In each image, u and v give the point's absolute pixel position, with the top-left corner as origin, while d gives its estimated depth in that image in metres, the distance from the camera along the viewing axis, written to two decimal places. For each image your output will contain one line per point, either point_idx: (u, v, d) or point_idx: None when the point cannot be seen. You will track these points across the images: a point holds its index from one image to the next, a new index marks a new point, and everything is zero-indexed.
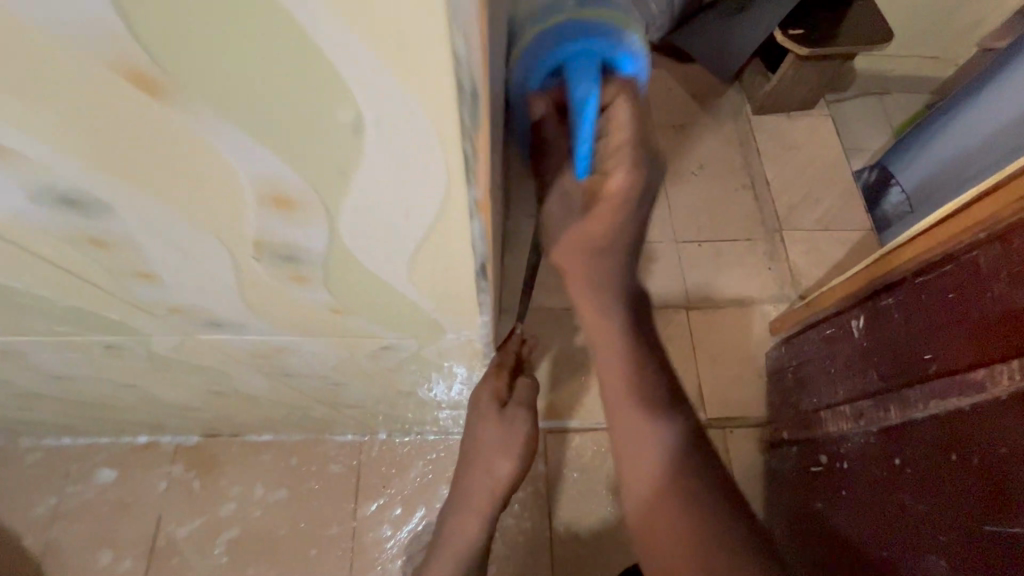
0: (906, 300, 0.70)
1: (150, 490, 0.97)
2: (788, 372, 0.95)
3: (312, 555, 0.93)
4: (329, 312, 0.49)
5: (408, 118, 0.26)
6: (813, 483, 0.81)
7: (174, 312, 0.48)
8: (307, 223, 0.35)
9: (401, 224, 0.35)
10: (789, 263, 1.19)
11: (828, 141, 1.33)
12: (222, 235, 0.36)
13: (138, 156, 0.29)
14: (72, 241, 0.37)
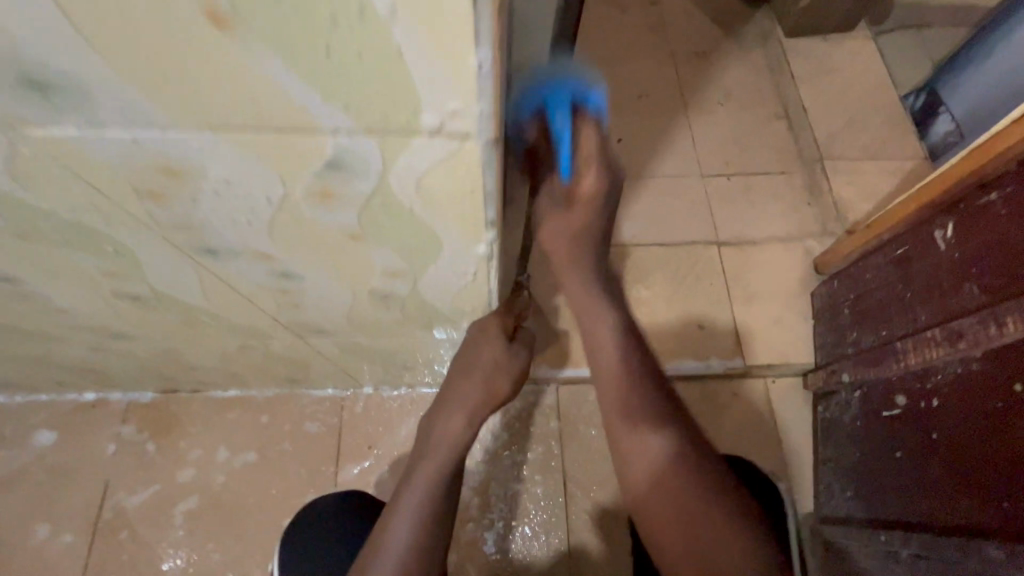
0: (981, 213, 0.59)
1: (99, 454, 0.83)
2: (836, 317, 0.82)
3: (286, 525, 0.80)
4: (285, 228, 0.36)
5: None
6: (896, 429, 0.65)
7: (64, 224, 0.36)
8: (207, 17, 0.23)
9: (347, 39, 0.23)
10: (833, 194, 1.04)
11: (869, 68, 1.18)
12: (78, 51, 0.24)
13: None
14: None
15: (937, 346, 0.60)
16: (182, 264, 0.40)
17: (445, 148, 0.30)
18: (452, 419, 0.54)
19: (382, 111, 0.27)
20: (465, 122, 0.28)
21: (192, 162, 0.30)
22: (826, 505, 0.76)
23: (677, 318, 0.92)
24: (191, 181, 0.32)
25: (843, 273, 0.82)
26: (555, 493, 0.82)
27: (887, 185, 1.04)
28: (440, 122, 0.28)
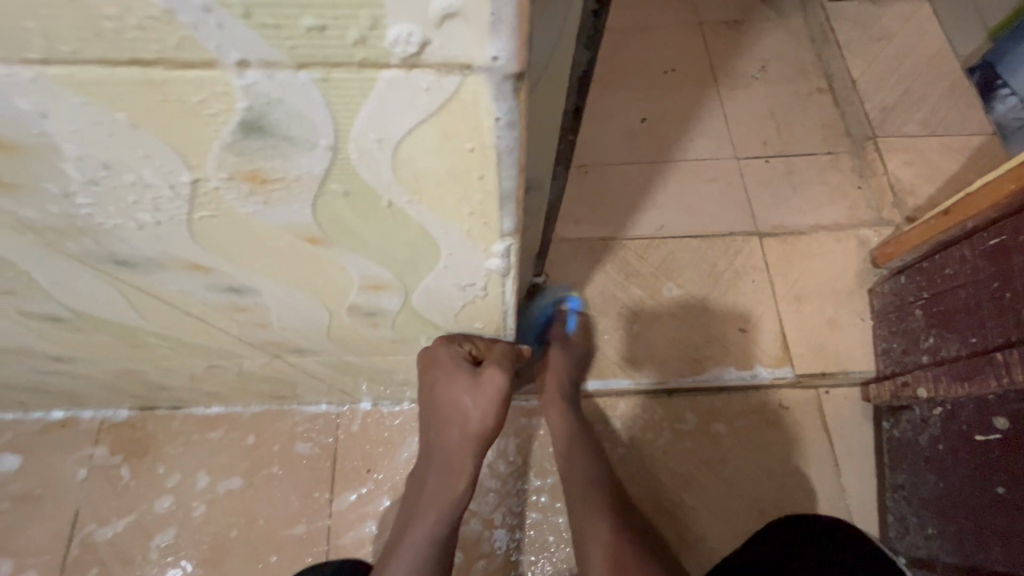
0: None
1: (68, 479, 0.75)
2: (903, 321, 0.72)
3: (274, 563, 0.70)
4: (219, 225, 0.27)
5: None
6: (994, 458, 0.54)
7: None
8: None
9: None
10: (889, 176, 0.91)
11: (923, 33, 1.06)
12: None
13: None
14: None
15: None
16: (93, 275, 0.30)
17: (433, 88, 0.19)
18: (443, 476, 0.50)
19: (315, 17, 0.17)
20: (465, 35, 0.17)
21: (49, 132, 0.21)
22: (902, 539, 0.67)
23: (714, 319, 0.81)
24: (58, 161, 0.23)
25: (912, 269, 0.71)
26: None
27: (951, 165, 0.92)
28: (421, 40, 0.18)
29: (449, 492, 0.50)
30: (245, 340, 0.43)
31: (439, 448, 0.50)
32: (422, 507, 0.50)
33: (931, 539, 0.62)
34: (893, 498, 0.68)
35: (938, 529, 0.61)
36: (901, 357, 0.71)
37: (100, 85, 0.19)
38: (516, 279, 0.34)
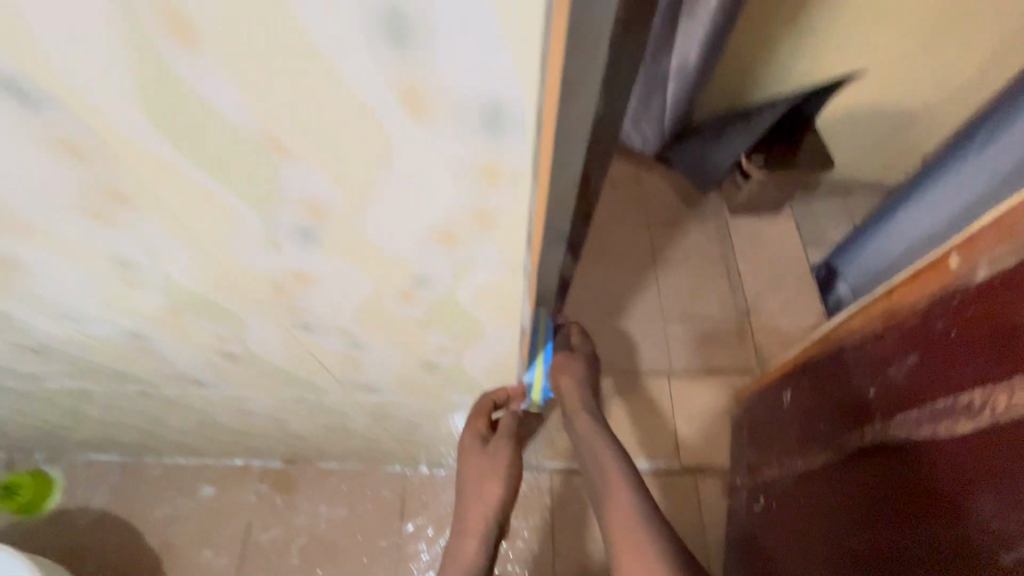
0: (881, 339, 0.80)
1: (245, 502, 1.26)
2: (754, 433, 1.17)
3: (366, 561, 1.20)
4: (378, 335, 0.54)
5: (492, 133, 0.31)
6: (801, 497, 0.91)
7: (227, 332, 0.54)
8: (397, 252, 0.42)
9: (463, 262, 0.43)
10: (755, 342, 1.47)
11: (790, 244, 1.65)
12: (298, 232, 0.40)
13: (240, 145, 0.32)
14: (182, 266, 0.45)
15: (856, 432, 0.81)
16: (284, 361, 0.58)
17: (497, 305, 0.49)
18: (466, 540, 0.84)
19: (471, 292, 0.47)
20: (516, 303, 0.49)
21: (338, 301, 0.49)
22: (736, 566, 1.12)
23: (636, 428, 1.34)
24: (341, 313, 0.51)
25: (752, 401, 1.22)
26: (547, 549, 1.20)
27: (794, 337, 1.47)
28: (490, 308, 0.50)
29: (470, 555, 0.83)
30: (391, 437, 0.96)
31: (466, 518, 0.85)
32: (453, 559, 0.83)
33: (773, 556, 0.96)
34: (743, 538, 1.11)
35: (773, 549, 0.97)
36: (747, 451, 1.18)
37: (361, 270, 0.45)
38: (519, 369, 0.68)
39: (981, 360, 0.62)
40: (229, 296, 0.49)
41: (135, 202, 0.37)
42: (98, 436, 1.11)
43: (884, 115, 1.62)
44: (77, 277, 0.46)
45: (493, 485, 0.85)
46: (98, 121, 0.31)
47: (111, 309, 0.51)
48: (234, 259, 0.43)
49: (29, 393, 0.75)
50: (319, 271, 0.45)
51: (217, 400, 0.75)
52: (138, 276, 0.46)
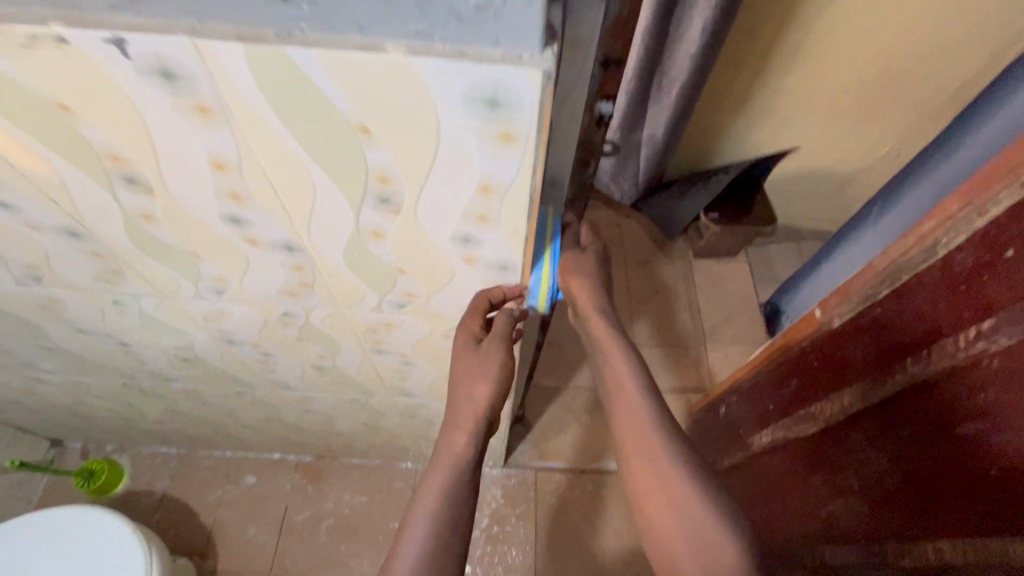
0: (817, 351, 0.95)
1: (282, 489, 1.52)
2: (712, 436, 1.37)
3: (382, 538, 1.46)
4: (396, 324, 0.67)
5: (497, 180, 0.42)
6: (752, 478, 1.07)
7: (276, 313, 0.66)
8: (411, 256, 0.52)
9: (470, 279, 0.55)
10: (708, 366, 1.77)
11: (742, 284, 1.96)
12: (337, 244, 0.51)
13: (308, 187, 0.44)
14: (248, 272, 0.57)
15: (795, 425, 0.95)
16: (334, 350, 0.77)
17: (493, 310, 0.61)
18: (455, 438, 0.65)
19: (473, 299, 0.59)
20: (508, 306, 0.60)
21: (364, 300, 0.61)
22: None
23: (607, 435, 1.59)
24: (367, 308, 0.63)
25: (712, 407, 1.40)
26: (530, 532, 1.46)
27: (741, 362, 1.77)
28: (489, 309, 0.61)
29: (458, 452, 0.65)
30: (410, 434, 1.23)
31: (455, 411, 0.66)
32: (439, 458, 0.65)
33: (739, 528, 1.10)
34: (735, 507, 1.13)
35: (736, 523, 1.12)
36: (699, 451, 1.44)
37: (387, 283, 0.57)
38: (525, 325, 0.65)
39: (889, 362, 0.75)
40: (278, 292, 0.61)
41: (216, 216, 0.48)
42: (168, 430, 1.36)
43: (825, 179, 1.92)
44: (166, 272, 0.58)
45: (483, 389, 0.64)
46: (300, 260, 0.54)
47: (185, 296, 0.64)
48: (348, 320, 0.67)
49: (151, 391, 1.03)
50: (397, 329, 0.68)
51: (290, 399, 1.02)
52: (206, 273, 0.58)
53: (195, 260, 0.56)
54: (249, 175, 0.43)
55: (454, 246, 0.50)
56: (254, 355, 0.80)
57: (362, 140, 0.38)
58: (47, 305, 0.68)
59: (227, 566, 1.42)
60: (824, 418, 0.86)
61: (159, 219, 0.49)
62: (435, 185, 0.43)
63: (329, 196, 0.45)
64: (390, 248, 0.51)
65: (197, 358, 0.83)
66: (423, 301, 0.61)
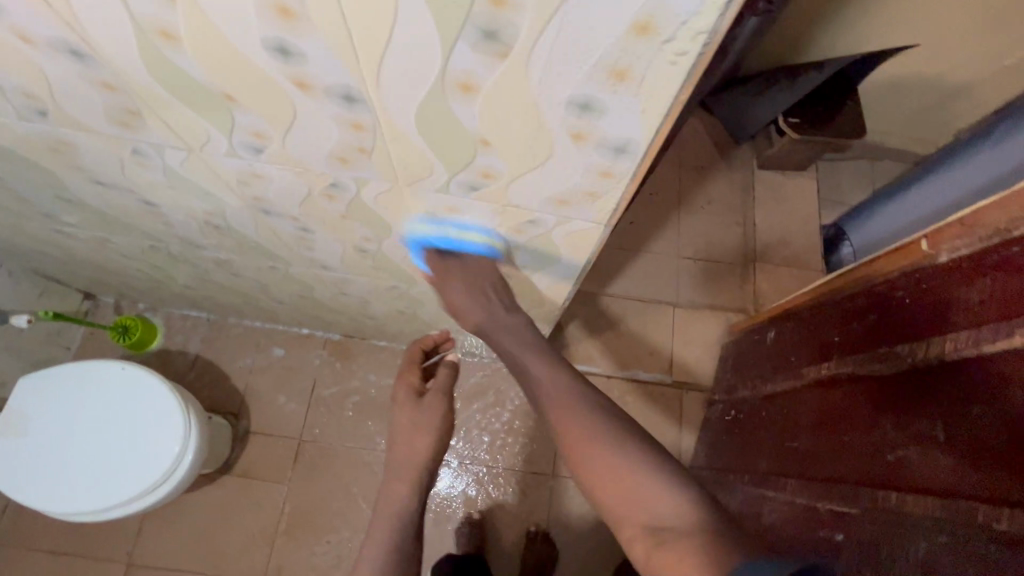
0: (909, 288, 0.85)
1: (310, 362, 1.53)
2: (750, 359, 1.32)
3: None
4: (460, 213, 0.58)
5: (667, 11, 0.28)
6: (793, 406, 1.04)
7: (318, 185, 0.57)
8: (500, 125, 0.41)
9: (570, 164, 0.44)
10: (755, 286, 1.67)
11: (806, 201, 1.79)
12: (408, 99, 0.40)
13: (384, 4, 0.31)
14: (295, 128, 0.47)
15: (864, 363, 0.88)
16: (379, 233, 0.68)
17: (586, 213, 0.52)
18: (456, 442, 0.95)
19: (562, 191, 0.49)
20: (601, 208, 0.50)
21: (431, 180, 0.51)
22: (712, 461, 1.33)
23: (637, 348, 1.58)
24: (428, 190, 0.54)
25: (757, 330, 1.34)
26: (549, 428, 1.48)
27: (791, 286, 1.67)
28: (579, 211, 0.52)
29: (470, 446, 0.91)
30: (442, 324, 1.18)
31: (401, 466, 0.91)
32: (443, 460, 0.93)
33: (759, 448, 1.10)
34: (712, 437, 1.38)
35: (757, 445, 1.12)
36: (733, 372, 1.40)
37: (459, 160, 0.47)
38: (611, 221, 0.54)
39: (1008, 306, 0.66)
40: (326, 161, 0.51)
41: (258, 39, 0.36)
42: (196, 293, 1.34)
43: (931, 88, 1.64)
44: (190, 115, 0.47)
45: (424, 434, 0.92)
46: (361, 116, 0.43)
47: (209, 152, 0.54)
48: (406, 200, 0.57)
49: (179, 256, 0.97)
50: (466, 218, 0.59)
51: (326, 281, 0.96)
52: (235, 123, 0.47)
53: (229, 106, 0.45)
54: None
55: (570, 114, 0.38)
56: (292, 231, 0.72)
57: None
58: (58, 151, 0.59)
59: (259, 427, 1.47)
60: (908, 358, 0.79)
61: (184, 40, 0.37)
62: (575, 17, 0.30)
63: (419, 20, 0.32)
64: (482, 111, 0.39)
65: (227, 226, 0.75)
66: (505, 186, 0.50)
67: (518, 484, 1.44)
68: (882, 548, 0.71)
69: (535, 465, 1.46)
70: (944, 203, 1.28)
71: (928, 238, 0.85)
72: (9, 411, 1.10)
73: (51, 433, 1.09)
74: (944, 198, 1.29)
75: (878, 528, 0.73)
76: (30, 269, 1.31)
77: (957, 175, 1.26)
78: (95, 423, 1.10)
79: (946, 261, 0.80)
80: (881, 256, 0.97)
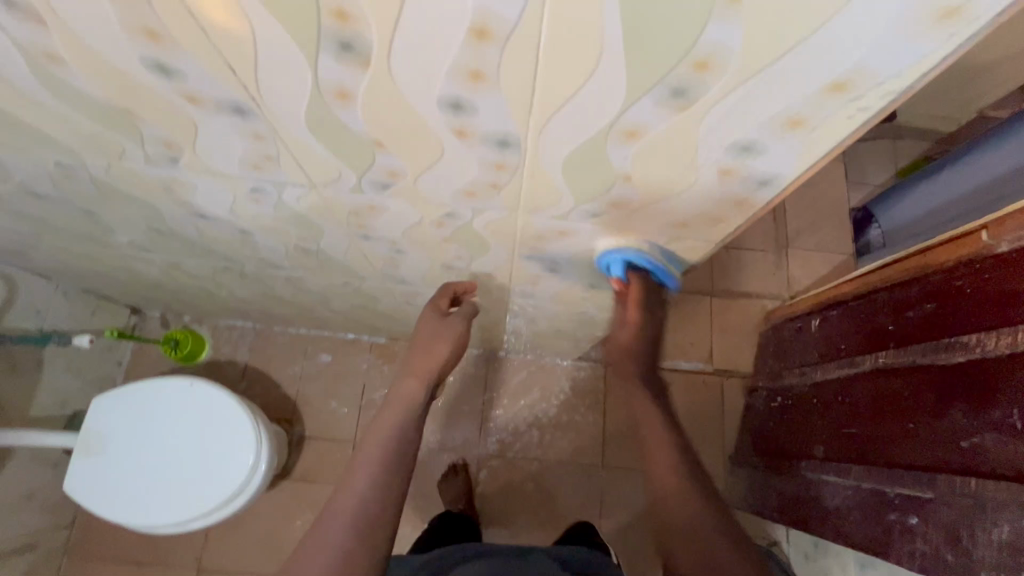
0: (969, 278, 0.88)
1: (358, 367, 1.56)
2: (794, 345, 1.35)
3: (455, 417, 1.52)
4: (570, 234, 0.59)
5: (865, 71, 0.31)
6: (849, 393, 1.07)
7: (434, 213, 0.58)
8: (652, 163, 0.43)
9: (710, 194, 0.46)
10: (788, 272, 1.69)
11: (833, 186, 1.80)
12: (566, 143, 0.42)
13: (581, 70, 0.33)
14: (436, 168, 0.48)
15: (925, 352, 0.91)
16: (477, 252, 0.70)
17: (704, 232, 0.54)
18: None
19: (689, 215, 0.51)
20: (722, 228, 0.52)
21: (555, 209, 0.53)
22: (760, 446, 1.37)
23: (677, 338, 1.61)
24: (548, 216, 0.56)
25: (799, 317, 1.36)
26: (594, 421, 1.52)
27: (823, 270, 1.69)
28: (698, 231, 0.54)
29: None
30: (499, 326, 1.20)
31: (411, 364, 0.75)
32: None
33: (814, 434, 1.14)
34: (757, 422, 1.41)
35: (811, 431, 1.16)
36: (775, 359, 1.43)
37: (592, 192, 0.49)
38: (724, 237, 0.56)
39: None
40: (454, 194, 0.53)
41: (438, 97, 0.38)
42: (249, 305, 1.36)
43: (957, 68, 1.65)
44: (331, 160, 0.49)
45: (443, 345, 0.77)
46: (507, 158, 0.45)
47: (334, 189, 0.56)
48: (519, 224, 0.59)
49: (250, 275, 0.98)
50: (577, 239, 0.61)
51: (395, 293, 0.98)
52: (373, 165, 0.49)
53: (375, 151, 0.47)
54: (514, 50, 0.32)
55: (727, 156, 0.40)
56: (384, 252, 0.74)
57: (721, 7, 0.27)
58: (173, 188, 0.60)
59: (313, 432, 1.50)
60: (975, 348, 0.82)
61: (359, 100, 0.39)
62: (770, 81, 0.32)
63: (611, 84, 0.34)
64: (638, 154, 0.42)
65: (320, 250, 0.77)
66: (628, 213, 0.52)
67: (570, 475, 1.49)
68: (964, 528, 0.76)
69: (584, 457, 1.49)
70: (971, 186, 1.29)
71: (986, 228, 0.87)
72: (84, 431, 1.13)
73: (129, 450, 1.12)
74: (971, 181, 1.30)
75: (957, 509, 0.77)
76: (83, 289, 1.32)
77: (985, 157, 1.28)
78: (170, 439, 1.13)
79: (1007, 252, 0.82)
80: (934, 245, 0.99)
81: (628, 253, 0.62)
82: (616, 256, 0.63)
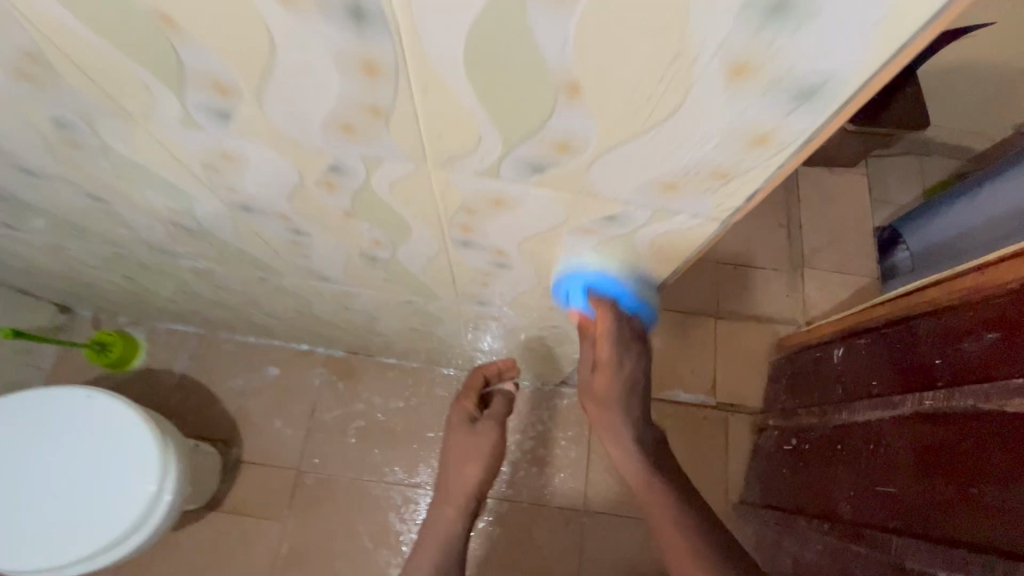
0: None
1: (310, 383, 1.37)
2: (810, 380, 1.16)
3: (416, 447, 1.32)
4: (510, 209, 0.42)
5: None
6: (881, 443, 0.87)
7: (311, 169, 0.41)
8: (615, 53, 0.25)
9: (711, 120, 0.29)
10: (804, 295, 1.50)
11: (855, 201, 1.62)
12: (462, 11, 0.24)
13: None
14: (278, 78, 0.31)
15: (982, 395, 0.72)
16: (395, 236, 0.52)
17: (703, 198, 0.36)
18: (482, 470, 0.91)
19: (679, 164, 0.33)
20: (732, 190, 0.35)
21: (477, 158, 0.36)
22: (769, 498, 1.16)
23: (675, 365, 1.41)
24: (470, 174, 0.38)
25: (817, 348, 1.17)
26: (576, 457, 1.32)
27: (843, 295, 1.50)
28: (697, 196, 0.36)
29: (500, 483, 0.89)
30: (461, 342, 1.01)
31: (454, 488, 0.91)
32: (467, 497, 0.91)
33: (838, 491, 0.93)
34: (766, 468, 1.21)
35: (833, 486, 0.95)
36: (788, 394, 1.23)
37: (526, 122, 0.31)
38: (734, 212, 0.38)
39: None
40: (324, 131, 0.36)
41: None
42: (180, 306, 1.18)
43: (999, 75, 1.47)
44: (124, 59, 0.32)
45: (474, 467, 0.91)
46: (375, 51, 0.28)
47: (158, 122, 0.39)
48: (433, 191, 0.41)
49: (150, 264, 0.81)
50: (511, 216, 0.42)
51: (326, 295, 0.80)
52: (188, 73, 0.32)
53: (170, 39, 0.30)
54: None
55: (745, 22, 0.23)
56: (281, 234, 0.56)
57: None
58: None
59: (252, 456, 1.31)
60: None
61: None
62: None
63: None
64: (582, 25, 0.24)
65: (201, 228, 0.59)
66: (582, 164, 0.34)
67: (545, 521, 1.27)
68: None
69: (563, 500, 1.28)
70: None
71: None
72: None
73: (9, 471, 0.93)
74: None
75: None
76: None
77: None
78: (56, 461, 0.94)
79: None
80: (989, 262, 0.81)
81: (590, 276, 0.52)
82: (578, 279, 0.53)
